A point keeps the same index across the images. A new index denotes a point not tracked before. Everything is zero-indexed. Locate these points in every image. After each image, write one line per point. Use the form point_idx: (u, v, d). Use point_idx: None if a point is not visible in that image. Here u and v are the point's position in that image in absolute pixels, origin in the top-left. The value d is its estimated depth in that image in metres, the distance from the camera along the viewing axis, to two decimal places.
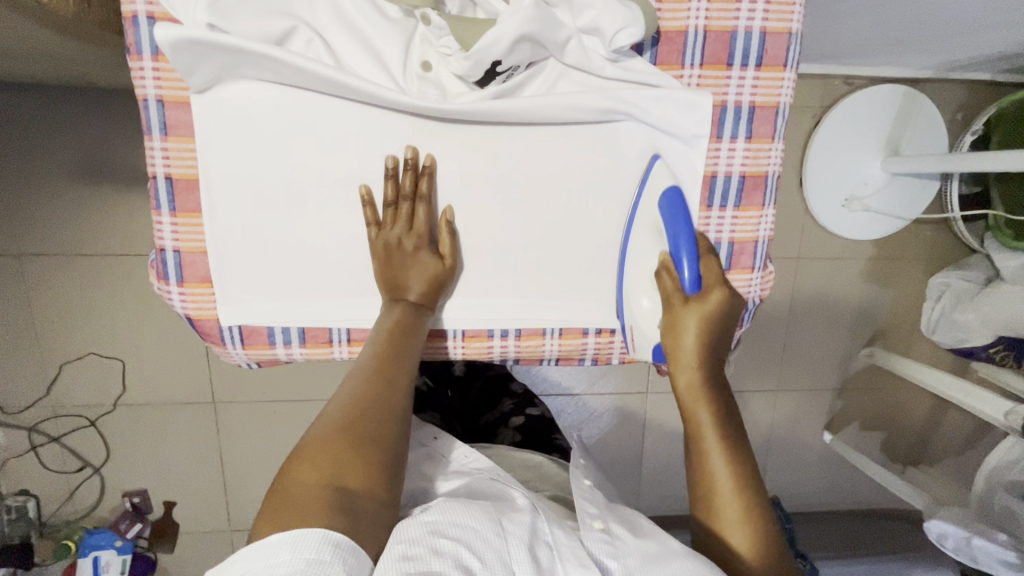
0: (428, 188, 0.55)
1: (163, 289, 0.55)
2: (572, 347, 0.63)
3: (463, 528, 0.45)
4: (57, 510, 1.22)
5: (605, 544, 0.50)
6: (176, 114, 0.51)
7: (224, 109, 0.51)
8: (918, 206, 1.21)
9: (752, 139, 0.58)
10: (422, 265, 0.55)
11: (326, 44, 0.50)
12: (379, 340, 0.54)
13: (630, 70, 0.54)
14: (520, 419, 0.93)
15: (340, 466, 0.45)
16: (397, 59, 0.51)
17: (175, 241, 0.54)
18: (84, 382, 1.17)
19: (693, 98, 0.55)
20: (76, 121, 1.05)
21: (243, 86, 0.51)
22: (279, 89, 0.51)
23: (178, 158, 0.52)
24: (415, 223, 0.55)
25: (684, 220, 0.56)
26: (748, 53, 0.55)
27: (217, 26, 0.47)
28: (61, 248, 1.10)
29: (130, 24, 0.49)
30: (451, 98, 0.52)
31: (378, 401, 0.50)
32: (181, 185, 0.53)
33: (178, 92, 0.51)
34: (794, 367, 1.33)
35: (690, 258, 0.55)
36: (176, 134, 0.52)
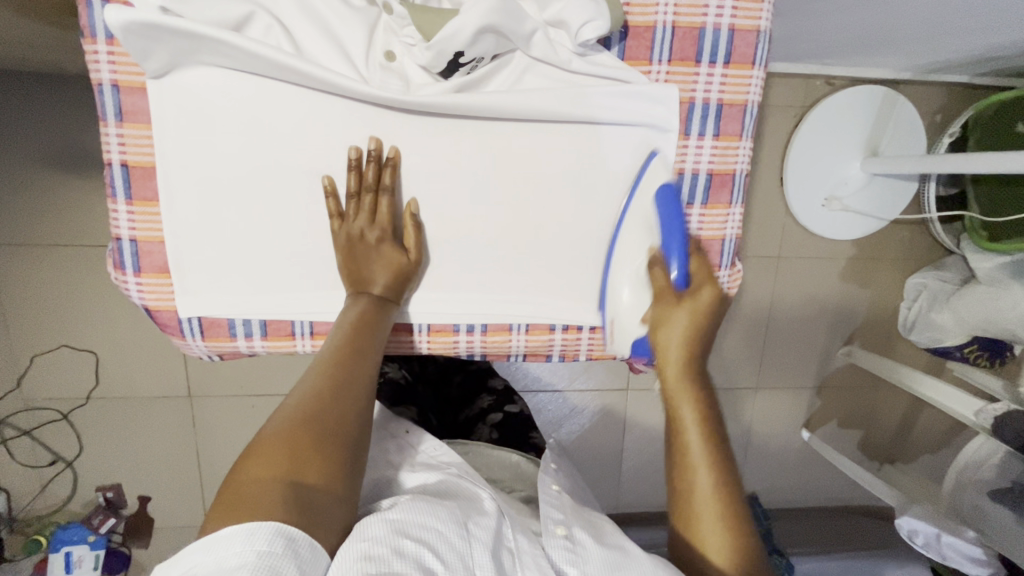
0: (392, 180, 0.54)
1: (119, 279, 0.54)
2: (538, 343, 0.62)
3: (427, 529, 0.45)
4: (29, 504, 1.20)
5: (567, 551, 0.51)
6: (131, 100, 0.50)
7: (181, 95, 0.50)
8: (896, 207, 1.22)
9: (720, 137, 0.58)
10: (386, 257, 0.55)
11: (285, 31, 0.50)
12: (340, 332, 0.53)
13: (598, 64, 0.53)
14: (498, 416, 0.93)
15: (297, 462, 0.44)
16: (359, 48, 0.50)
17: (132, 230, 0.53)
18: (57, 375, 1.15)
19: (659, 95, 0.55)
20: (48, 109, 1.03)
21: (201, 72, 0.50)
22: (238, 77, 0.50)
23: (135, 146, 0.51)
24: (378, 214, 0.54)
25: (676, 210, 0.55)
26: (716, 50, 0.55)
27: (171, 10, 0.46)
28: (34, 238, 1.08)
29: (84, 6, 0.47)
30: (414, 89, 0.52)
31: (338, 396, 0.49)
32: (137, 173, 0.52)
33: (133, 77, 0.49)
34: (773, 365, 1.34)
35: (680, 256, 0.54)
36: (132, 120, 0.50)
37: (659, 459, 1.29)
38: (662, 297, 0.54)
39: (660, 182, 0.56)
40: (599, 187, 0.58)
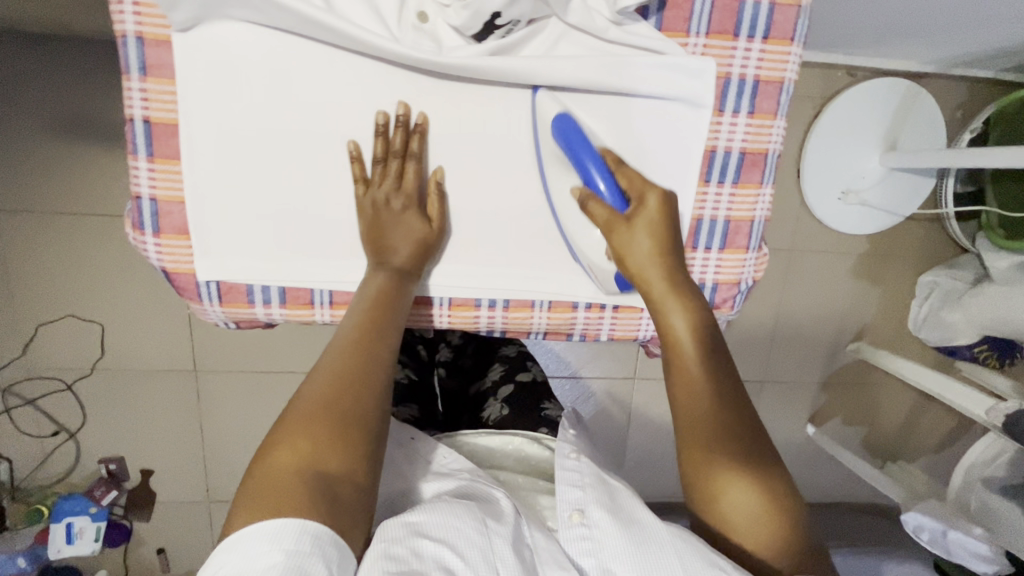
0: (419, 147, 0.53)
1: (138, 239, 0.53)
2: (560, 321, 0.62)
3: (448, 529, 0.46)
4: (31, 473, 1.19)
5: (584, 541, 0.51)
6: (155, 54, 0.48)
7: (207, 51, 0.49)
8: (914, 203, 1.21)
9: (754, 114, 0.55)
10: (410, 226, 0.53)
11: None
12: (362, 305, 0.52)
13: (634, 33, 0.51)
14: (508, 389, 0.90)
15: (318, 449, 0.44)
16: (392, 5, 0.48)
17: (152, 188, 0.51)
18: (61, 345, 1.14)
19: (697, 68, 0.52)
20: (60, 73, 1.02)
21: (229, 28, 0.48)
22: (268, 35, 0.49)
23: (158, 103, 0.50)
24: (404, 181, 0.53)
25: (580, 138, 0.51)
26: (756, 24, 0.53)
27: None
28: (43, 206, 1.07)
29: None
30: (447, 52, 0.49)
31: (355, 370, 0.48)
32: (160, 131, 0.50)
33: (159, 30, 0.48)
34: (780, 360, 1.34)
35: (602, 175, 0.52)
36: (155, 75, 0.49)
37: (663, 449, 1.29)
38: (611, 228, 0.53)
39: (553, 113, 0.52)
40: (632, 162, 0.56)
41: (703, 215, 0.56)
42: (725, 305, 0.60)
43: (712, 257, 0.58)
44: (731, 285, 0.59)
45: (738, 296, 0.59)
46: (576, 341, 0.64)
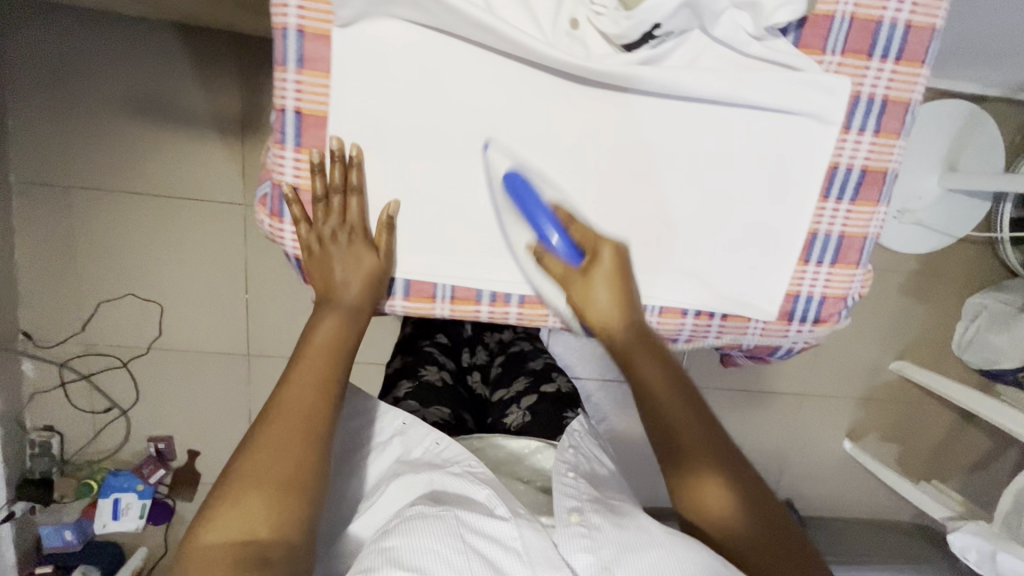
0: (359, 181, 0.49)
1: (276, 228, 0.51)
2: (669, 328, 0.56)
3: (427, 552, 0.45)
4: (82, 448, 1.21)
5: (585, 538, 0.50)
6: (314, 47, 0.45)
7: (362, 49, 0.46)
8: (968, 225, 1.21)
9: (879, 134, 0.51)
10: (357, 260, 0.50)
11: None
12: (313, 352, 0.52)
13: (775, 50, 0.47)
14: (532, 398, 0.87)
15: (249, 525, 0.45)
16: (546, 8, 0.44)
17: (297, 178, 0.49)
18: (120, 323, 1.15)
19: (828, 85, 0.48)
20: (138, 54, 1.03)
21: (386, 26, 0.45)
22: (424, 34, 0.46)
23: (312, 94, 0.47)
24: (349, 215, 0.49)
25: (531, 194, 0.47)
26: (890, 45, 0.49)
27: None
28: (111, 185, 1.08)
29: None
30: (596, 60, 0.45)
31: (289, 445, 0.48)
32: (309, 122, 0.47)
33: (320, 24, 0.45)
34: (820, 374, 1.35)
35: (558, 228, 0.48)
36: (312, 68, 0.46)
37: None
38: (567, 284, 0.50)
39: (505, 168, 0.49)
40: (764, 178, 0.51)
41: (817, 230, 0.53)
42: (828, 320, 0.57)
43: (822, 272, 0.55)
44: (839, 298, 0.56)
45: (842, 312, 0.57)
46: (679, 348, 0.58)
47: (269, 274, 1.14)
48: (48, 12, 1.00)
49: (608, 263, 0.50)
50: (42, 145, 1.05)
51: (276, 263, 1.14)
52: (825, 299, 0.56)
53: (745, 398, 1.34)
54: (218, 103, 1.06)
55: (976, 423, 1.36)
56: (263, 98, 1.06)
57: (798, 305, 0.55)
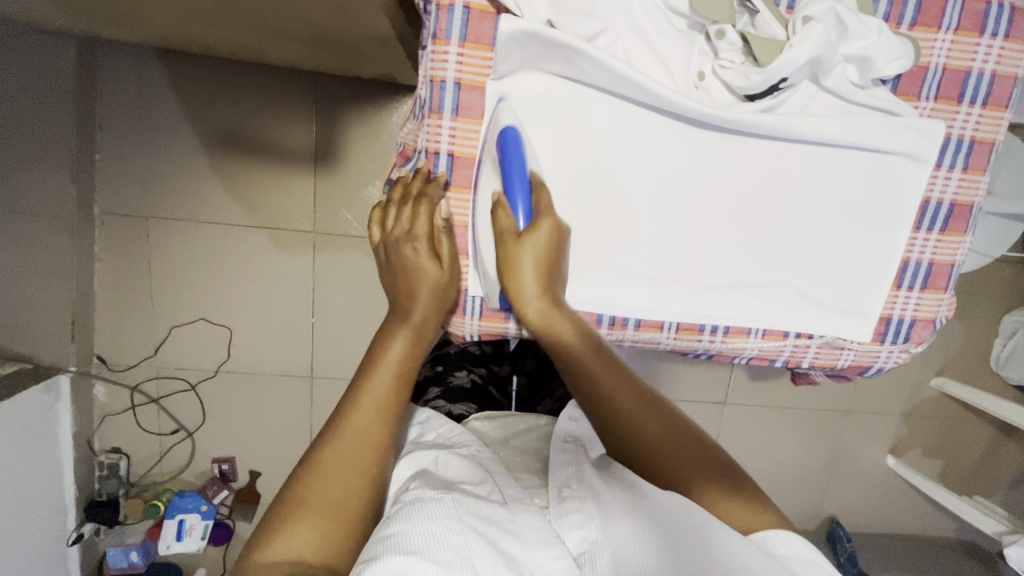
0: (434, 192, 0.53)
1: None
2: (772, 348, 0.60)
3: (423, 533, 0.43)
4: (147, 470, 1.25)
5: (580, 517, 0.50)
6: (469, 97, 0.51)
7: (511, 100, 0.51)
8: (1003, 246, 1.25)
9: (967, 171, 0.56)
10: (421, 270, 0.53)
11: (626, 50, 0.48)
12: (377, 367, 0.52)
13: (877, 97, 0.52)
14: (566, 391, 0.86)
15: (299, 543, 0.43)
16: (678, 65, 0.49)
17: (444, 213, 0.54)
18: (190, 347, 1.20)
19: (926, 129, 0.53)
20: (225, 94, 1.10)
21: (533, 81, 0.51)
22: (564, 88, 0.51)
23: (464, 140, 0.52)
24: (416, 226, 0.53)
25: (517, 153, 0.49)
26: (978, 92, 0.54)
27: (552, 24, 0.47)
28: (188, 216, 1.14)
29: (446, 10, 0.48)
30: (723, 108, 0.50)
31: (344, 460, 0.47)
32: (461, 163, 0.53)
33: (476, 76, 0.50)
34: (864, 392, 1.38)
35: (521, 193, 0.50)
36: (466, 116, 0.51)
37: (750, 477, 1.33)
38: (504, 241, 0.50)
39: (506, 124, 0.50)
40: (863, 211, 0.56)
41: (908, 257, 0.58)
42: (914, 341, 0.61)
43: (913, 296, 0.59)
44: (928, 321, 0.60)
45: (929, 334, 0.61)
46: (777, 367, 0.62)
47: (338, 300, 1.19)
48: (146, 54, 1.07)
49: (546, 234, 0.50)
50: (135, 178, 1.12)
51: (344, 290, 1.18)
52: (915, 321, 0.60)
53: (792, 415, 1.38)
54: (297, 137, 1.12)
55: (1016, 439, 1.39)
56: (340, 134, 1.12)
57: (890, 328, 0.60)
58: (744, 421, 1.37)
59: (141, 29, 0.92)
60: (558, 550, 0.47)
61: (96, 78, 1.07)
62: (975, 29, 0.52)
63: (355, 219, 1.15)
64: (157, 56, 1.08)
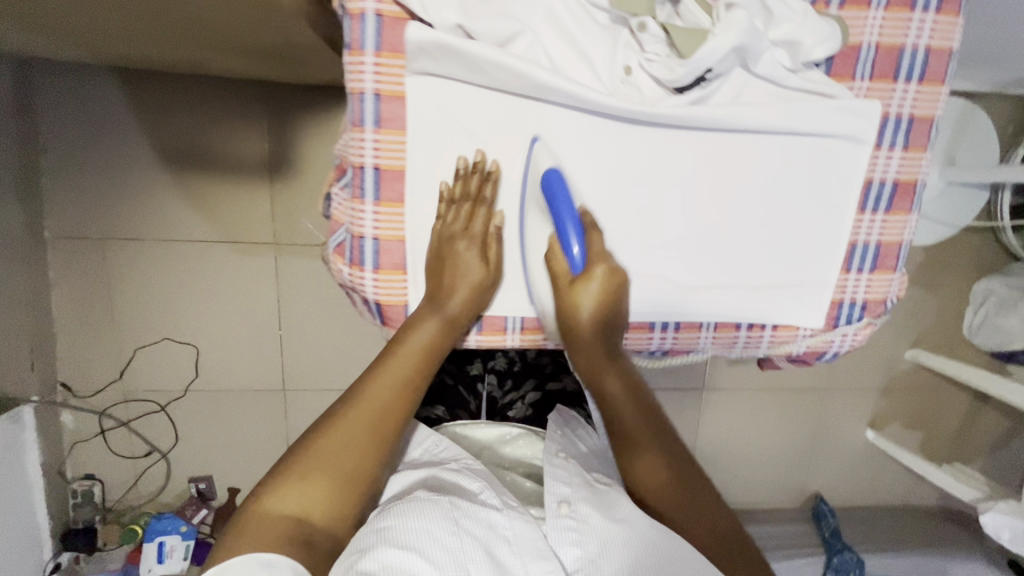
0: (492, 194, 0.51)
1: (357, 277, 0.52)
2: (724, 341, 0.59)
3: (421, 537, 0.49)
4: (124, 494, 1.23)
5: (570, 530, 0.53)
6: (391, 108, 0.48)
7: (432, 109, 0.49)
8: (970, 215, 1.26)
9: (909, 149, 0.55)
10: (467, 270, 0.51)
11: (546, 48, 0.47)
12: (407, 356, 0.54)
13: (810, 80, 0.51)
14: (536, 395, 0.90)
15: (309, 502, 0.51)
16: (604, 61, 0.48)
17: (376, 230, 0.51)
18: (157, 368, 1.17)
19: (863, 109, 0.52)
20: (172, 107, 1.07)
21: (455, 87, 0.48)
22: (487, 93, 0.49)
23: (390, 151, 0.49)
24: (472, 225, 0.52)
25: (563, 191, 0.49)
26: (913, 68, 0.53)
27: (463, 28, 0.46)
28: (144, 234, 1.11)
29: (358, 20, 0.46)
30: (653, 103, 0.49)
31: (360, 438, 0.53)
32: (388, 176, 0.50)
33: (395, 86, 0.48)
34: (842, 367, 1.39)
35: (576, 236, 0.50)
36: (388, 128, 0.49)
37: None
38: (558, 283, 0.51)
39: (545, 166, 0.51)
40: (803, 196, 0.55)
41: (855, 239, 0.57)
42: (870, 323, 0.60)
43: (863, 278, 0.58)
44: (879, 302, 0.60)
45: (881, 315, 0.60)
46: (732, 358, 0.62)
47: (305, 310, 1.17)
48: (85, 71, 1.04)
49: (599, 280, 0.51)
50: (85, 199, 1.09)
51: (310, 300, 1.16)
52: (867, 303, 0.59)
53: (771, 396, 1.38)
54: (250, 148, 1.09)
55: (992, 405, 1.41)
56: (294, 141, 1.10)
57: (843, 313, 0.59)
58: (725, 406, 1.37)
59: (75, 47, 0.88)
60: (547, 563, 0.51)
61: (36, 99, 1.04)
62: (905, 5, 0.51)
63: (316, 227, 1.13)
64: (96, 71, 1.04)
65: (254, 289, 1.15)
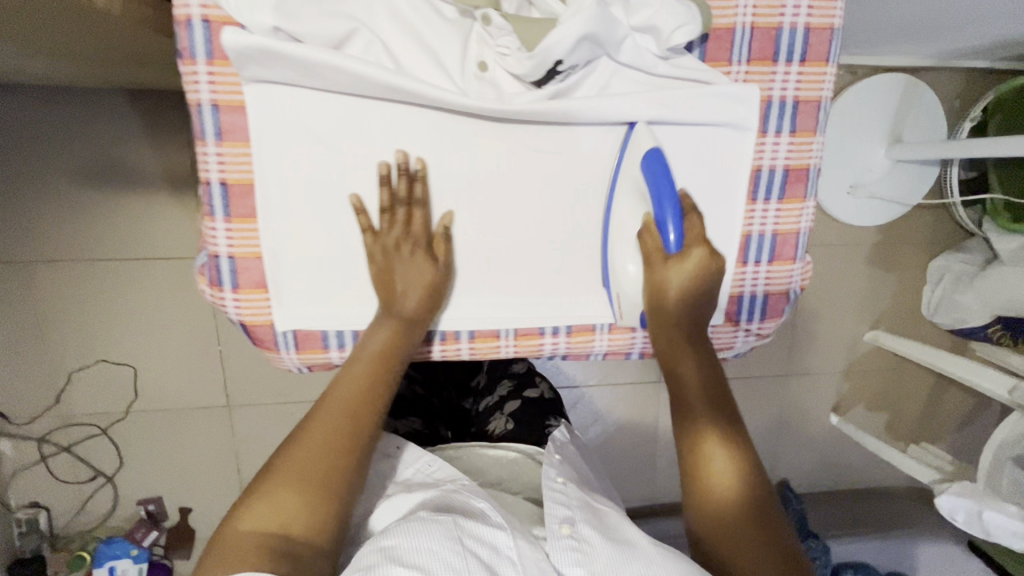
0: (423, 193, 0.55)
1: (217, 297, 0.55)
2: (620, 342, 0.63)
3: (425, 551, 0.47)
4: (70, 521, 1.20)
5: (573, 552, 0.52)
6: (230, 119, 0.51)
7: (282, 114, 0.51)
8: (920, 192, 1.23)
9: (796, 133, 0.55)
10: (418, 271, 0.55)
11: (385, 47, 0.50)
12: (363, 357, 0.55)
13: (682, 66, 0.52)
14: (515, 404, 0.85)
15: (286, 516, 0.48)
16: (454, 60, 0.51)
17: (230, 246, 0.54)
18: (95, 391, 1.15)
19: (738, 94, 0.52)
20: (89, 124, 1.04)
21: (302, 94, 0.51)
22: (337, 98, 0.52)
23: (234, 165, 0.52)
24: (412, 226, 0.55)
25: (667, 181, 0.51)
26: (793, 48, 0.53)
27: (283, 29, 0.48)
28: (68, 255, 1.08)
29: (184, 28, 0.48)
30: (508, 98, 0.51)
31: (329, 443, 0.51)
32: (236, 191, 0.53)
33: (233, 96, 0.50)
34: (802, 354, 1.36)
35: (675, 221, 0.51)
36: (231, 140, 0.51)
37: None
38: (650, 260, 0.54)
39: (647, 147, 0.52)
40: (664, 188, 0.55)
41: (750, 231, 0.57)
42: (775, 316, 0.60)
43: (762, 270, 0.58)
44: (782, 294, 0.59)
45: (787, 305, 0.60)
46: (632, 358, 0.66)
47: None
48: None
49: (693, 262, 0.54)
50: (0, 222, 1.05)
51: None
52: (769, 295, 0.59)
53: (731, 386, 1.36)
54: (172, 161, 1.06)
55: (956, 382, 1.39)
56: None
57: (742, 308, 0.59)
58: None
59: None
60: None
61: None
62: None
63: None
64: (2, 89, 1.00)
65: (189, 306, 1.12)
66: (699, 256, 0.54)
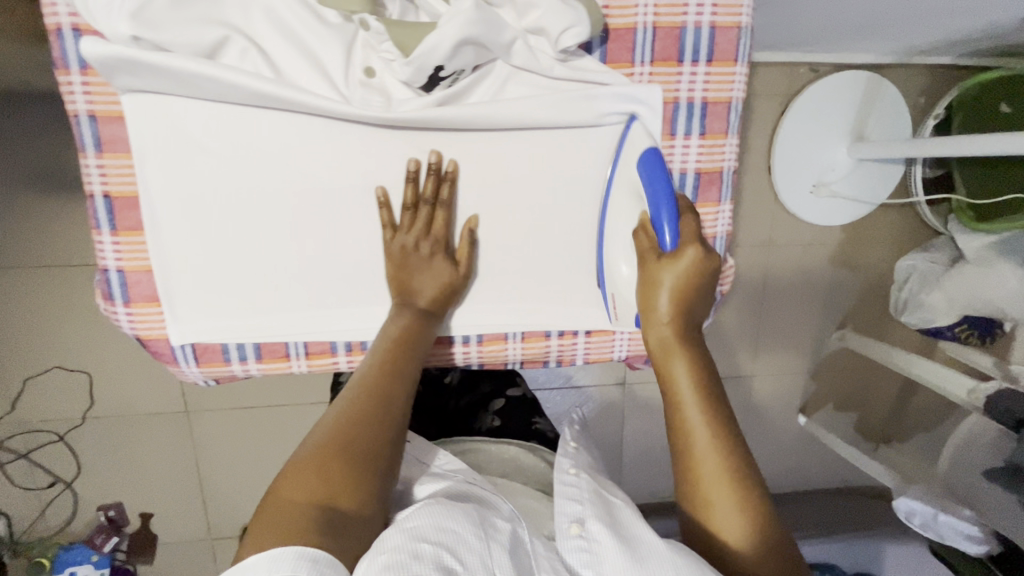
0: (449, 194, 0.60)
1: (110, 310, 0.59)
2: (535, 350, 0.68)
3: (446, 531, 0.42)
4: (31, 526, 1.19)
5: (582, 552, 0.47)
6: (109, 129, 0.55)
7: (156, 124, 0.54)
8: (883, 191, 1.22)
9: (706, 135, 0.62)
10: (437, 271, 0.60)
11: (261, 53, 0.53)
12: (387, 342, 0.57)
13: (578, 68, 0.58)
14: (500, 403, 0.85)
15: (329, 486, 0.43)
16: (338, 66, 0.54)
17: (119, 261, 0.58)
18: (50, 399, 1.14)
19: (643, 94, 0.59)
20: (37, 132, 1.03)
21: (179, 104, 0.54)
22: (215, 105, 0.55)
23: (114, 174, 0.56)
24: (434, 225, 0.60)
25: (661, 176, 0.54)
26: (699, 49, 0.60)
27: (143, 37, 0.50)
28: (18, 263, 1.07)
29: (56, 37, 0.52)
30: (396, 105, 0.56)
31: (366, 415, 0.49)
32: (119, 204, 0.57)
33: (109, 107, 0.54)
34: (769, 354, 1.35)
35: (670, 219, 0.54)
36: (109, 151, 0.55)
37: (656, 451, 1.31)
38: (646, 258, 0.55)
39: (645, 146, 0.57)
40: None
41: None
42: None
43: None
44: None
45: None
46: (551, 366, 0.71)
47: None
48: None
49: (688, 260, 0.53)
50: None
51: None
52: None
53: None
54: None
55: None
56: None
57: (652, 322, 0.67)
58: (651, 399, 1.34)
59: None
60: None
61: None
62: None
63: None
64: None
65: None
66: (693, 255, 0.53)
